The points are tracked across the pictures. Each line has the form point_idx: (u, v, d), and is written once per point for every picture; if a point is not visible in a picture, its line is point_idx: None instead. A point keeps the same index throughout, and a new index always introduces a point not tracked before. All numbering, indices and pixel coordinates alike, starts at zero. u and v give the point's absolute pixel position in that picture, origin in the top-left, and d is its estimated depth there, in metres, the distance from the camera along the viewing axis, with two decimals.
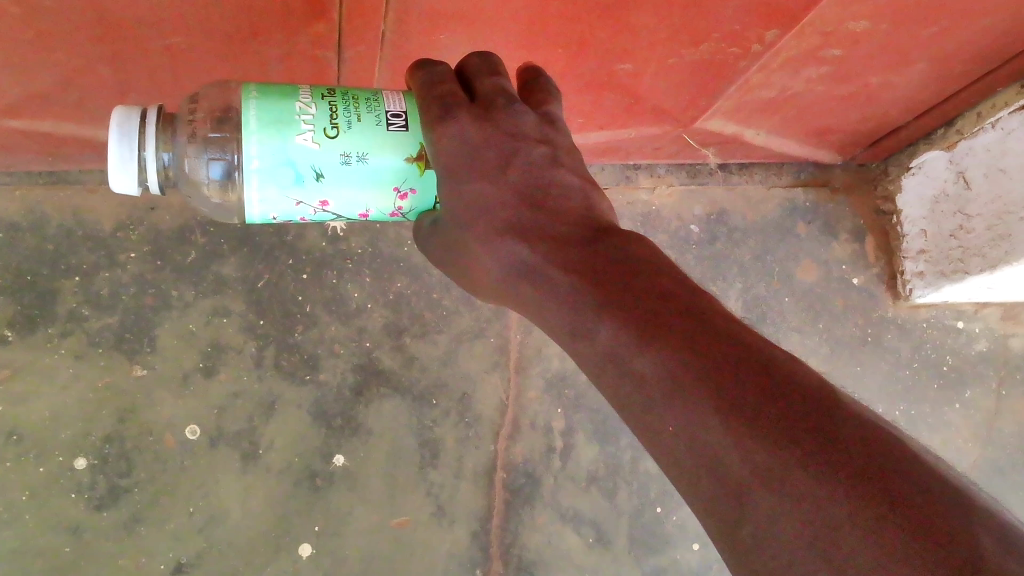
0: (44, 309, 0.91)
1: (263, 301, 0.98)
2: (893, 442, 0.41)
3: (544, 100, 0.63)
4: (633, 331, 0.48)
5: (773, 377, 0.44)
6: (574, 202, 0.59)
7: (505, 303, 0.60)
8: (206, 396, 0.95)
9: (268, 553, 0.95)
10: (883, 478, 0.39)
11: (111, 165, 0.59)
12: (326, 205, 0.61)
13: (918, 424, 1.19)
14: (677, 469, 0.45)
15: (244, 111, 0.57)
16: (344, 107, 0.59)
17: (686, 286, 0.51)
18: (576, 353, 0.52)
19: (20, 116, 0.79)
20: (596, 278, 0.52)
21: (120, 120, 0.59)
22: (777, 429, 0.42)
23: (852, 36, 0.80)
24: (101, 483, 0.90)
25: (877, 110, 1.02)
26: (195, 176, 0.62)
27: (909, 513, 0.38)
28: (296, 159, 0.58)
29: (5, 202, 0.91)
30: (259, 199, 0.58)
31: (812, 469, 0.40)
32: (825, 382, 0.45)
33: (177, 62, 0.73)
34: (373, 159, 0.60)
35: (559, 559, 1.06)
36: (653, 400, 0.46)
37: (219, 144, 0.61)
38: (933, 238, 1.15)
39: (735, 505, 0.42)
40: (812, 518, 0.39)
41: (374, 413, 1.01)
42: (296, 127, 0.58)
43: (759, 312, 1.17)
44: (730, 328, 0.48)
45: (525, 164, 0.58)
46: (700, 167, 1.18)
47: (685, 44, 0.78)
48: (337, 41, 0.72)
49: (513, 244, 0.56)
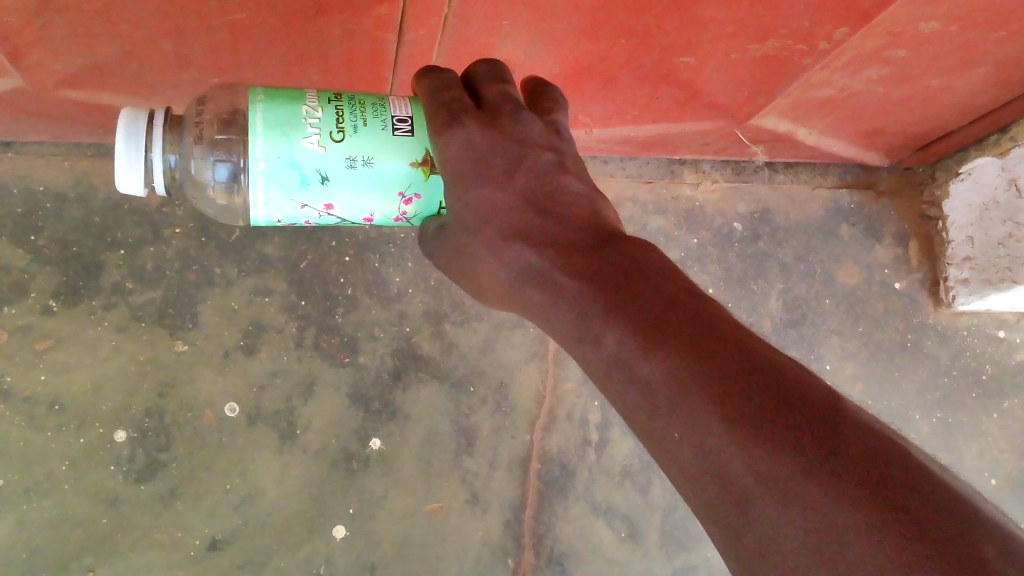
0: (88, 281, 0.91)
1: (306, 282, 0.98)
2: (900, 454, 0.41)
3: (550, 109, 0.65)
4: (641, 338, 0.48)
5: (778, 386, 0.44)
6: (581, 207, 0.60)
7: (514, 307, 0.60)
8: (246, 374, 0.95)
9: (304, 533, 0.95)
10: (884, 487, 0.39)
11: (118, 166, 0.62)
12: (331, 208, 0.63)
13: (955, 433, 1.18)
14: (682, 475, 0.45)
15: (251, 114, 0.59)
16: (351, 111, 0.61)
17: (691, 292, 0.52)
18: (583, 358, 0.53)
19: (79, 86, 0.79)
20: (601, 284, 0.53)
21: (128, 121, 0.63)
22: (780, 437, 0.42)
23: (920, 37, 0.79)
24: (139, 456, 0.90)
25: (934, 114, 1.01)
26: (201, 177, 0.65)
27: (910, 523, 0.38)
28: (301, 162, 0.60)
29: (53, 172, 0.91)
30: (265, 201, 0.60)
31: (815, 477, 0.40)
32: (833, 392, 0.45)
33: (239, 38, 0.72)
34: (378, 163, 0.61)
35: (590, 551, 1.06)
36: (657, 405, 0.46)
37: (226, 146, 0.64)
38: (980, 245, 1.15)
39: (737, 512, 0.42)
40: (817, 528, 0.39)
41: (411, 398, 1.01)
42: (302, 131, 0.60)
43: (799, 312, 1.16)
44: (735, 336, 0.47)
45: (531, 170, 0.59)
46: (745, 164, 1.17)
47: (751, 39, 0.78)
48: (399, 24, 0.72)
49: (520, 249, 0.57)
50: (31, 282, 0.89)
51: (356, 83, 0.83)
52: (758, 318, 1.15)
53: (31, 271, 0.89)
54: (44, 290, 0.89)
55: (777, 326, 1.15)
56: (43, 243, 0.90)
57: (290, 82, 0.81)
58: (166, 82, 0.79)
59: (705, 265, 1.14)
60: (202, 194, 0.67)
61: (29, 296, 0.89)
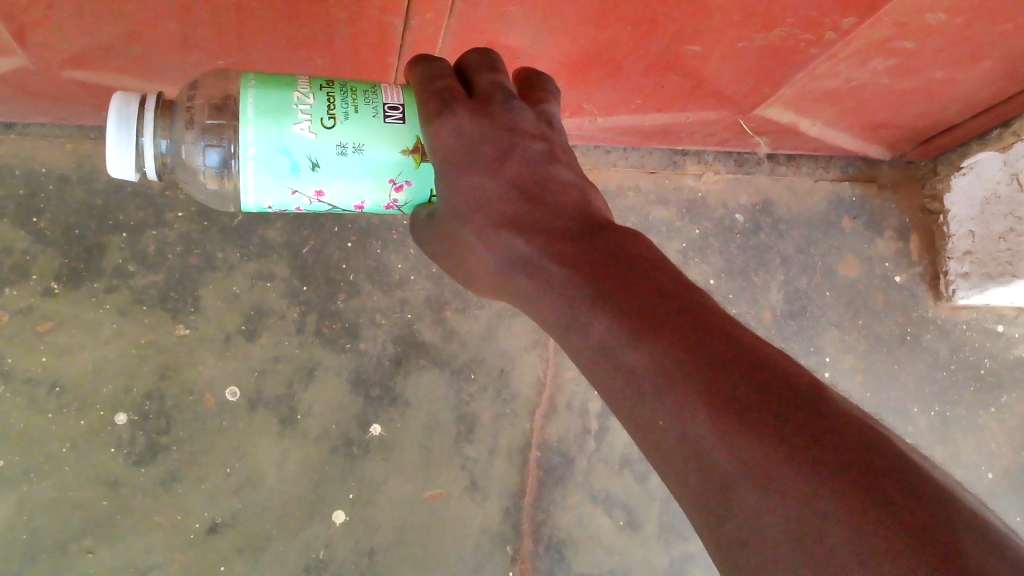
0: (90, 264, 0.90)
1: (308, 267, 0.98)
2: (884, 442, 0.41)
3: (542, 99, 0.65)
4: (628, 326, 0.49)
5: (763, 374, 0.44)
6: (572, 195, 0.60)
7: (505, 296, 0.61)
8: (247, 358, 0.95)
9: (304, 517, 0.95)
10: (869, 474, 0.39)
11: (109, 150, 0.62)
12: (321, 195, 0.63)
13: (952, 426, 1.19)
14: (667, 463, 0.45)
15: (243, 100, 0.59)
16: (342, 98, 0.61)
17: (679, 281, 0.52)
18: (571, 345, 0.53)
19: (85, 67, 0.78)
20: (589, 271, 0.53)
21: (119, 106, 0.63)
22: (763, 426, 0.42)
23: (927, 27, 0.79)
24: (140, 438, 0.90)
25: (938, 107, 1.01)
26: (192, 163, 0.65)
27: (893, 513, 0.37)
28: (292, 148, 0.60)
29: (56, 154, 0.91)
30: (255, 186, 0.61)
31: (798, 466, 0.40)
32: (819, 381, 0.45)
33: (245, 20, 0.72)
34: (368, 151, 0.61)
35: (588, 539, 1.06)
36: (644, 392, 0.47)
37: (216, 131, 0.64)
38: (981, 239, 1.15)
39: (722, 500, 0.42)
40: (798, 516, 0.39)
41: (412, 384, 1.01)
42: (293, 117, 0.60)
43: (799, 304, 1.17)
44: (720, 323, 0.48)
45: (522, 158, 0.59)
46: (748, 156, 1.17)
47: (758, 28, 0.78)
48: (406, 9, 0.72)
49: (510, 237, 0.57)
50: (33, 264, 0.89)
51: (362, 68, 0.83)
52: (759, 309, 1.15)
53: (33, 253, 0.89)
54: (45, 271, 0.89)
55: (778, 318, 1.16)
56: (45, 224, 0.90)
57: (296, 66, 0.81)
58: (172, 65, 0.79)
59: (706, 257, 1.14)
60: (193, 178, 0.68)
61: (31, 278, 0.89)
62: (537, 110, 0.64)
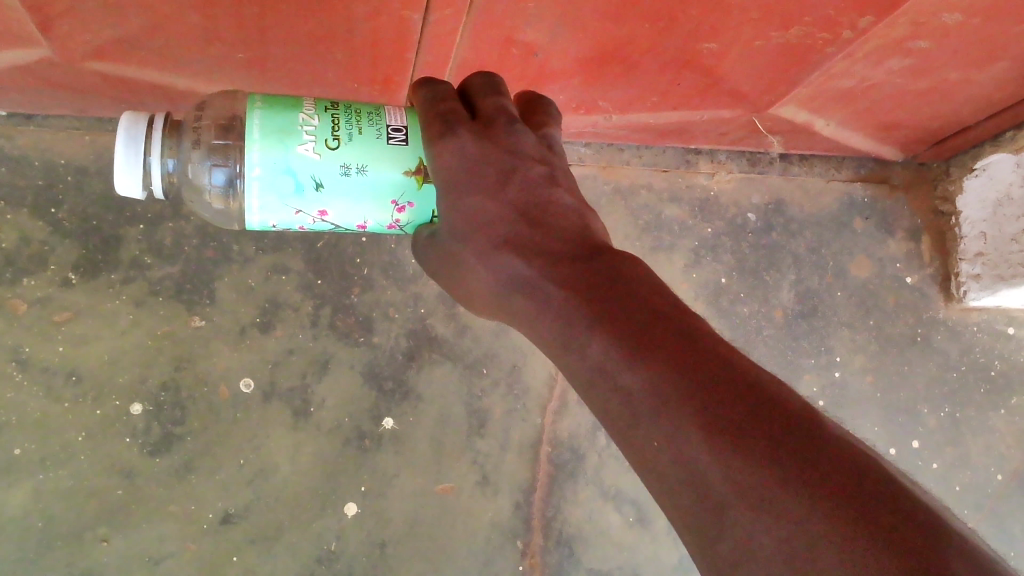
0: (107, 255, 0.91)
1: (322, 261, 0.99)
2: (878, 469, 0.42)
3: (544, 123, 0.66)
4: (626, 348, 0.49)
5: (760, 401, 0.45)
6: (572, 218, 0.61)
7: (501, 316, 0.61)
8: (262, 350, 0.96)
9: (316, 509, 0.96)
10: (861, 498, 0.40)
11: (118, 167, 0.64)
12: (324, 215, 0.64)
13: (962, 428, 1.19)
14: (661, 484, 0.45)
15: (249, 121, 0.60)
16: (346, 120, 0.62)
17: (678, 307, 0.53)
18: (569, 368, 0.53)
19: (106, 59, 0.79)
20: (588, 295, 0.53)
21: (127, 125, 0.64)
22: (759, 448, 0.42)
23: (944, 27, 0.79)
24: (155, 429, 0.91)
25: (953, 107, 1.01)
26: (199, 181, 0.65)
27: (885, 536, 0.38)
28: (297, 169, 0.61)
29: (74, 145, 0.92)
30: (259, 206, 0.61)
31: (794, 491, 0.40)
32: (813, 407, 0.46)
33: (267, 14, 0.73)
34: (372, 171, 0.62)
35: (598, 534, 1.07)
36: (640, 415, 0.47)
37: (222, 151, 0.64)
38: (993, 240, 1.16)
39: (714, 522, 0.42)
40: (792, 539, 0.39)
41: (425, 378, 1.02)
42: (298, 138, 0.60)
43: (811, 303, 1.17)
44: (718, 349, 0.48)
45: (523, 181, 0.60)
46: (761, 155, 1.17)
47: (775, 26, 0.78)
48: (426, 4, 0.72)
49: (510, 259, 0.58)
50: (51, 255, 0.89)
51: (380, 64, 0.84)
52: (769, 309, 1.16)
53: (51, 243, 0.89)
54: (64, 262, 0.90)
55: (789, 317, 1.16)
56: (64, 215, 0.90)
57: (316, 61, 0.82)
58: (194, 58, 0.80)
59: (718, 255, 1.15)
60: (199, 198, 0.68)
61: (49, 269, 0.89)
62: (539, 134, 0.65)
